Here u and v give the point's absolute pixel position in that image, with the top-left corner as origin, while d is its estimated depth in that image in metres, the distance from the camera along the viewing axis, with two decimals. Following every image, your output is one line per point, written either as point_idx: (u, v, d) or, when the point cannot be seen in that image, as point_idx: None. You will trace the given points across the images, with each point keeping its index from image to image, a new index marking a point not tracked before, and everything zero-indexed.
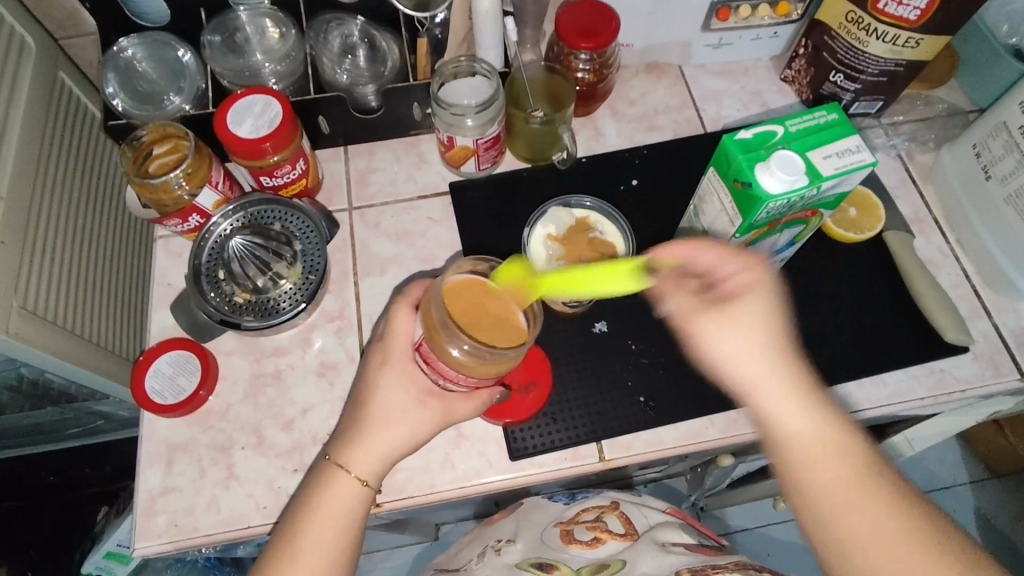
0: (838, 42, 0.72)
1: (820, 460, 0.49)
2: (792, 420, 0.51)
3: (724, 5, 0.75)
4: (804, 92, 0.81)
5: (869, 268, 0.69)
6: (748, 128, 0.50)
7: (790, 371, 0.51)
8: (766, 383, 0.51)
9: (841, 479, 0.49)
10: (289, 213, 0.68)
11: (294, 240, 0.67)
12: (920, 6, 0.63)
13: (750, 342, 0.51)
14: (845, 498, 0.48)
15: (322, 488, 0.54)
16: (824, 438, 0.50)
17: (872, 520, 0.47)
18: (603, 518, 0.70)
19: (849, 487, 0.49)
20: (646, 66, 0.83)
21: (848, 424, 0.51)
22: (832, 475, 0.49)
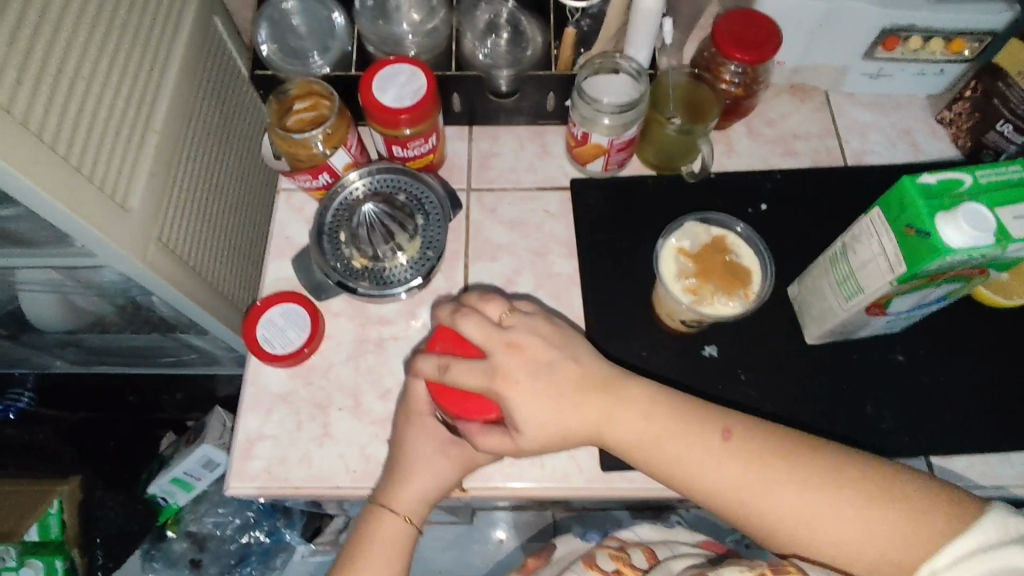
0: (1014, 90, 0.67)
1: (695, 460, 0.51)
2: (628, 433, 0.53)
3: (893, 35, 0.70)
4: (961, 138, 0.76)
5: (1011, 337, 0.64)
6: (933, 173, 0.47)
7: (581, 395, 0.54)
8: (581, 426, 0.54)
9: (744, 469, 0.50)
10: (415, 186, 0.68)
11: (416, 214, 0.68)
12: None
13: (539, 386, 0.53)
14: (756, 481, 0.49)
15: (372, 528, 0.56)
16: (648, 433, 0.53)
17: (807, 497, 0.48)
18: (626, 549, 0.66)
19: (770, 473, 0.49)
20: (791, 87, 0.79)
21: (648, 410, 0.53)
22: (729, 469, 0.50)
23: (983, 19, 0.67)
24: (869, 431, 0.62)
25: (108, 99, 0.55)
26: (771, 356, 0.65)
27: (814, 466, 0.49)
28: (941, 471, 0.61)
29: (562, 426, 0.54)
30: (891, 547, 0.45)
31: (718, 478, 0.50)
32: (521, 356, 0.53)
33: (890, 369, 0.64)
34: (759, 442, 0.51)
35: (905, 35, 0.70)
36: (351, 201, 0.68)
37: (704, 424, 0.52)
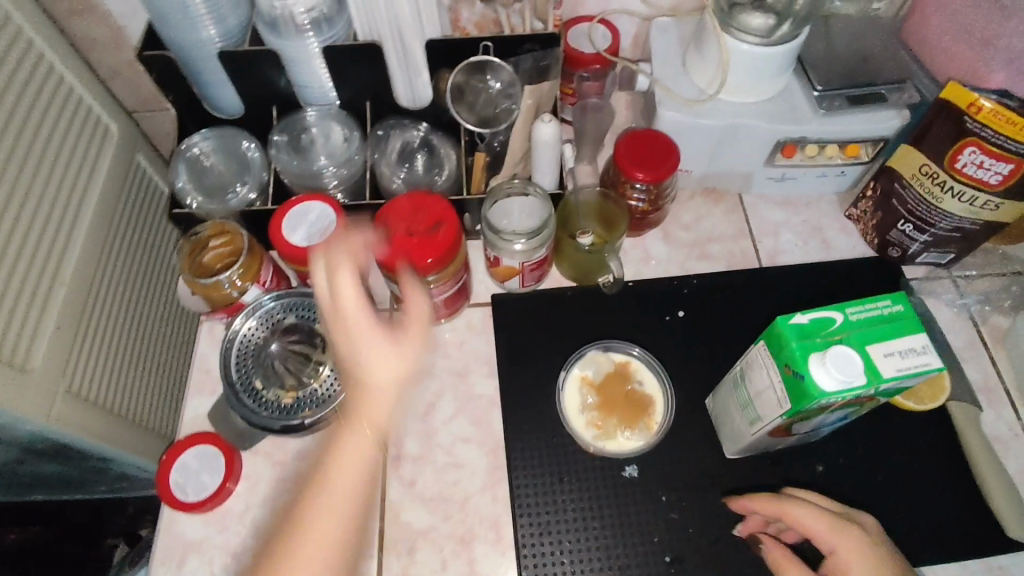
0: (909, 192, 0.70)
1: None
2: None
3: (792, 143, 0.73)
4: (870, 234, 0.78)
5: (928, 440, 0.65)
6: (804, 312, 0.48)
7: None
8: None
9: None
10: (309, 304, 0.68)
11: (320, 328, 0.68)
12: (1004, 172, 0.61)
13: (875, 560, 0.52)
14: None
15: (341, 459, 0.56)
16: None
17: None
18: None
19: None
20: (704, 190, 0.82)
21: None
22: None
23: (871, 129, 0.70)
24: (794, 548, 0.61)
25: (9, 268, 0.56)
26: (689, 472, 0.65)
27: None
28: None
29: None
30: None
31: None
32: (868, 539, 0.54)
33: (810, 480, 0.63)
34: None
35: (800, 144, 0.73)
36: (249, 346, 0.67)
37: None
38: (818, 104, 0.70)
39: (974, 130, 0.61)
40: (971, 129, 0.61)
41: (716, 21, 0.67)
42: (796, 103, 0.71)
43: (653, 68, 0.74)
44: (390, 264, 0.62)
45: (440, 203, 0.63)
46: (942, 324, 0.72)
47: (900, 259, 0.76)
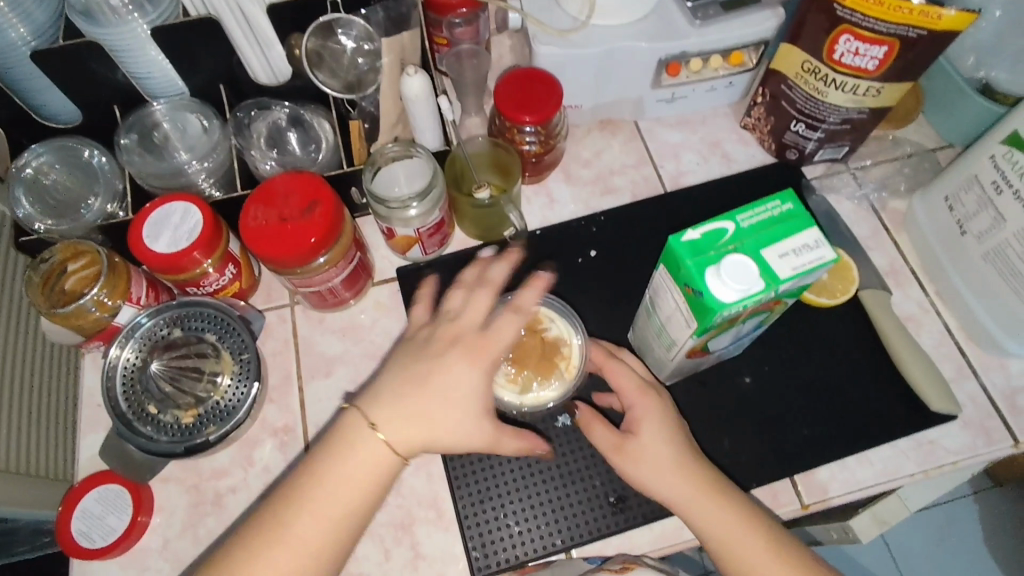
0: (795, 91, 0.69)
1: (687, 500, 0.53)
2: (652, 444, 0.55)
3: (674, 61, 0.70)
4: (766, 141, 0.77)
5: (846, 333, 0.65)
6: (695, 227, 0.46)
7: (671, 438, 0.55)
8: (648, 451, 0.54)
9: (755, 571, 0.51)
10: (188, 314, 0.63)
11: (206, 335, 0.62)
12: (879, 55, 0.60)
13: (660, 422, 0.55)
14: (713, 519, 0.53)
15: (342, 435, 0.51)
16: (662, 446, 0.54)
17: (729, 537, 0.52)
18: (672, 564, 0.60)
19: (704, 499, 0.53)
20: (599, 122, 0.79)
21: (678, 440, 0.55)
22: (752, 551, 0.51)
23: (748, 33, 0.69)
24: (731, 464, 0.61)
25: None
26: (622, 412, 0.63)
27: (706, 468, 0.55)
28: (808, 490, 0.60)
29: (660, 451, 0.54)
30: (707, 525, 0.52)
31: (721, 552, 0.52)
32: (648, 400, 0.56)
33: (741, 394, 0.63)
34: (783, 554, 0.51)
35: (683, 59, 0.70)
36: (133, 374, 0.61)
37: (741, 514, 0.53)
38: (692, 15, 0.67)
39: (846, 16, 0.59)
40: (843, 16, 0.59)
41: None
42: (671, 16, 0.68)
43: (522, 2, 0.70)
44: (272, 258, 0.57)
45: (311, 182, 0.59)
46: (845, 218, 0.72)
47: (800, 160, 0.76)
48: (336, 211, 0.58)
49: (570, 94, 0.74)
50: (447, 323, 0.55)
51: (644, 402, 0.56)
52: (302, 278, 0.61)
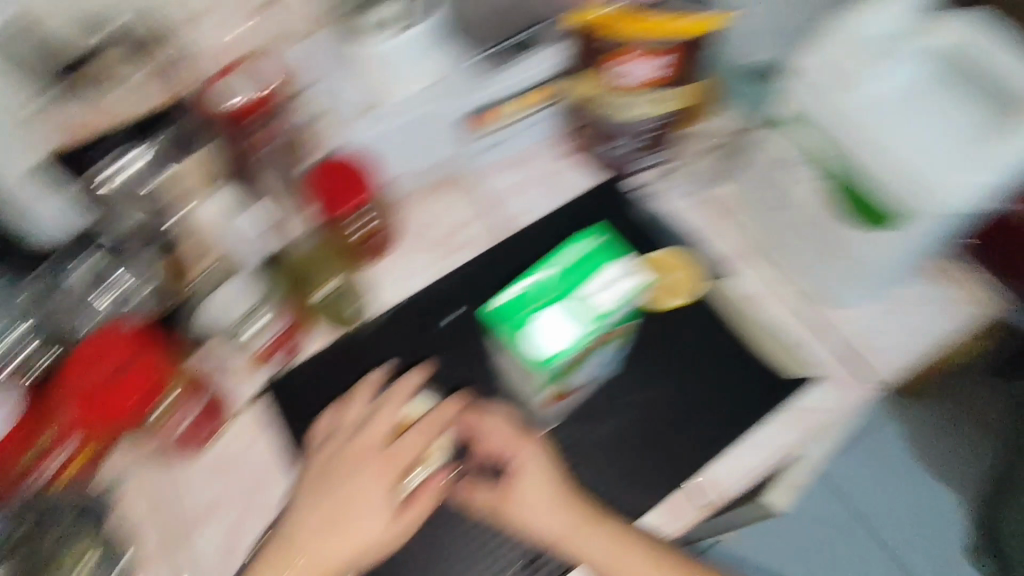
0: (603, 112, 0.73)
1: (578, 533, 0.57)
2: (534, 488, 0.58)
3: (490, 108, 0.73)
4: (597, 160, 0.80)
5: (708, 327, 0.68)
6: (518, 284, 0.55)
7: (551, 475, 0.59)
8: (535, 491, 0.58)
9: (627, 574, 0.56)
10: (20, 516, 0.55)
11: (47, 532, 0.55)
12: (671, 63, 0.68)
13: (537, 467, 0.59)
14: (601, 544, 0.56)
15: (272, 549, 0.58)
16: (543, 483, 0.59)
17: (617, 553, 0.56)
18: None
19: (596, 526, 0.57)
20: (434, 182, 0.79)
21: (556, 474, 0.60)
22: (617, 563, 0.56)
23: (546, 69, 0.73)
24: (636, 488, 0.61)
25: None
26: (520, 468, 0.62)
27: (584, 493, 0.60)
28: (712, 488, 0.61)
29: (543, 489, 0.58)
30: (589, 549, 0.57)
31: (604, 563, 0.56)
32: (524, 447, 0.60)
33: (629, 416, 0.64)
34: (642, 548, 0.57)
35: (495, 107, 0.73)
36: None
37: (627, 540, 0.57)
38: (485, 69, 0.72)
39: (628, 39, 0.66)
40: (618, 43, 0.67)
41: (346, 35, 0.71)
42: (468, 74, 0.72)
43: None
44: (105, 427, 0.57)
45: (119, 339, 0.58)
46: (682, 215, 0.76)
47: (621, 172, 0.79)
48: (155, 362, 0.58)
49: (393, 165, 0.73)
50: (350, 441, 0.61)
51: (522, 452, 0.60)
52: (152, 432, 0.61)
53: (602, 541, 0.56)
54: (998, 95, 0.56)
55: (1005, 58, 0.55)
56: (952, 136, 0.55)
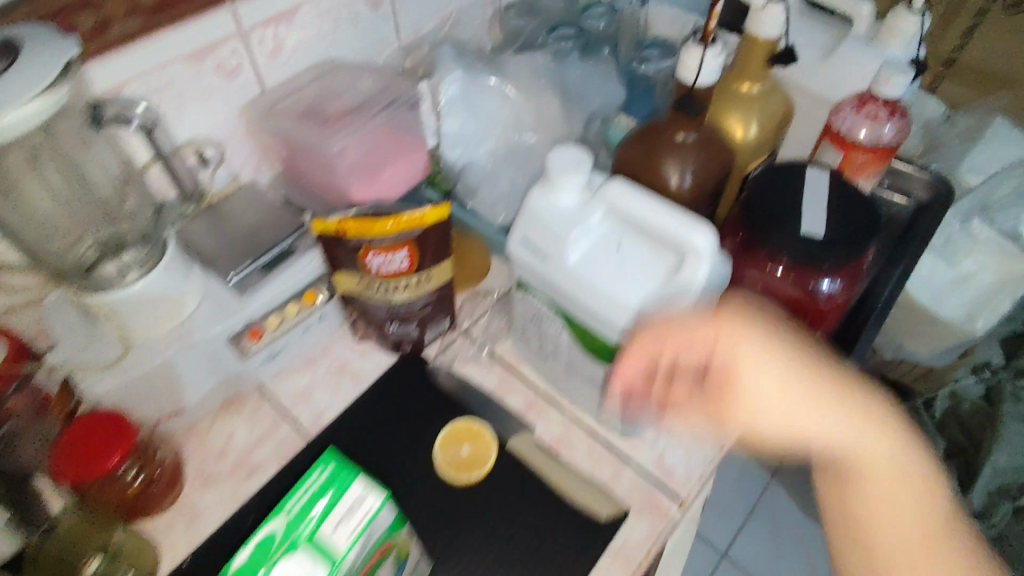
0: (370, 301, 0.78)
1: (777, 418, 0.54)
2: (740, 411, 0.55)
3: (252, 327, 0.75)
4: (383, 344, 0.83)
5: (508, 492, 0.70)
6: (249, 544, 0.58)
7: (722, 401, 0.56)
8: (751, 402, 0.55)
9: (853, 473, 0.55)
10: None
11: None
12: (403, 257, 0.73)
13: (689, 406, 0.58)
14: (797, 402, 0.54)
15: None
16: (742, 401, 0.55)
17: (832, 411, 0.54)
18: None
19: (802, 396, 0.54)
20: (221, 405, 0.79)
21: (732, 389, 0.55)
22: (832, 428, 0.54)
23: (301, 279, 0.77)
24: None
25: None
26: None
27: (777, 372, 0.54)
28: None
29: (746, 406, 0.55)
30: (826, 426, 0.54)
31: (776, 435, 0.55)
32: (676, 405, 0.58)
33: None
34: (874, 411, 0.54)
35: (259, 324, 0.76)
36: None
37: (818, 393, 0.54)
38: (238, 289, 0.74)
39: (359, 242, 0.71)
40: (357, 244, 0.71)
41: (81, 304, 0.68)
42: (222, 298, 0.74)
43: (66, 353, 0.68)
44: None
45: None
46: (473, 378, 0.80)
47: (416, 348, 0.84)
48: None
49: (171, 400, 0.73)
50: None
51: (691, 406, 0.58)
52: None
53: (798, 391, 0.54)
54: (663, 215, 0.56)
55: (636, 201, 0.58)
56: (646, 271, 0.57)
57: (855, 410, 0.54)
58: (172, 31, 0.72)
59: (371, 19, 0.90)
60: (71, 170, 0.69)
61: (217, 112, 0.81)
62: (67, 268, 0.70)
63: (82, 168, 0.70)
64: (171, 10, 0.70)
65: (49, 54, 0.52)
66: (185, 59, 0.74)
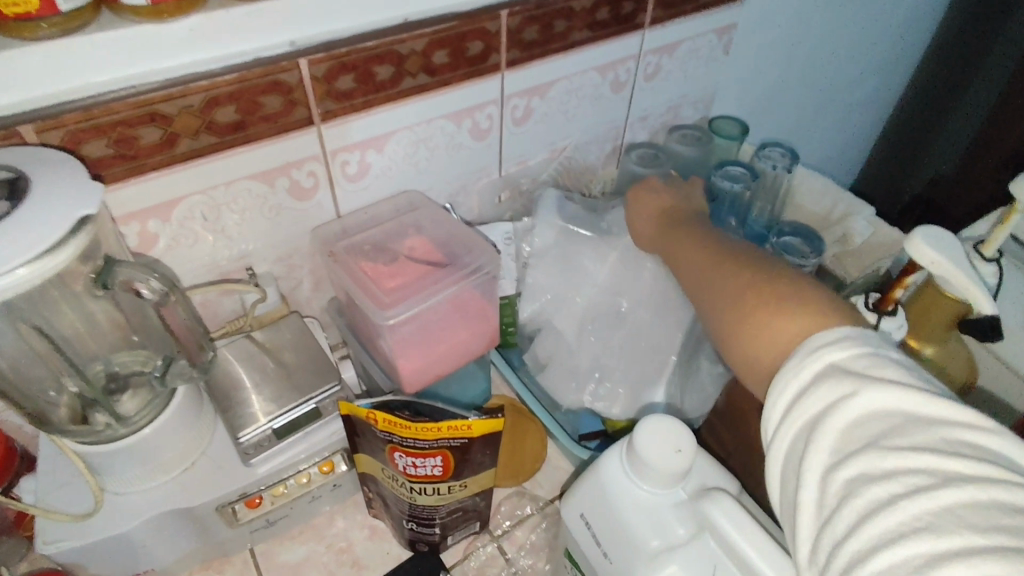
0: (389, 493, 0.65)
1: (754, 331, 0.47)
2: (715, 306, 0.52)
3: (251, 496, 0.65)
4: (396, 533, 0.71)
5: None
6: None
7: (747, 316, 0.48)
8: (724, 304, 0.51)
9: (751, 298, 0.49)
10: None
11: None
12: (436, 464, 0.60)
13: (724, 308, 0.51)
14: (734, 312, 0.49)
15: None
16: (742, 299, 0.49)
17: (765, 314, 0.47)
18: None
19: (754, 305, 0.48)
20: (203, 563, 0.70)
21: (782, 301, 0.47)
22: (740, 289, 0.50)
23: (320, 447, 0.67)
24: None
25: None
26: None
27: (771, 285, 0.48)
28: None
29: (728, 327, 0.50)
30: (749, 331, 0.47)
31: (710, 327, 0.53)
32: (715, 300, 0.53)
33: None
34: (788, 280, 0.48)
35: (259, 492, 0.65)
36: None
37: (762, 294, 0.48)
38: (244, 455, 0.63)
39: (387, 438, 0.58)
40: (385, 437, 0.59)
41: (78, 450, 0.56)
42: (226, 458, 0.64)
43: (36, 491, 0.60)
44: None
45: None
46: None
47: (434, 548, 0.70)
48: None
49: (146, 561, 0.64)
50: None
51: (720, 310, 0.51)
52: None
53: (699, 274, 0.57)
54: (767, 560, 0.41)
55: (753, 541, 0.42)
56: None
57: (736, 273, 0.53)
58: (242, 150, 0.63)
59: (472, 149, 0.81)
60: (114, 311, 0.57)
61: (276, 231, 0.72)
62: (62, 408, 0.56)
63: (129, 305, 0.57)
64: (248, 132, 0.62)
65: (62, 207, 0.43)
66: (252, 178, 0.66)
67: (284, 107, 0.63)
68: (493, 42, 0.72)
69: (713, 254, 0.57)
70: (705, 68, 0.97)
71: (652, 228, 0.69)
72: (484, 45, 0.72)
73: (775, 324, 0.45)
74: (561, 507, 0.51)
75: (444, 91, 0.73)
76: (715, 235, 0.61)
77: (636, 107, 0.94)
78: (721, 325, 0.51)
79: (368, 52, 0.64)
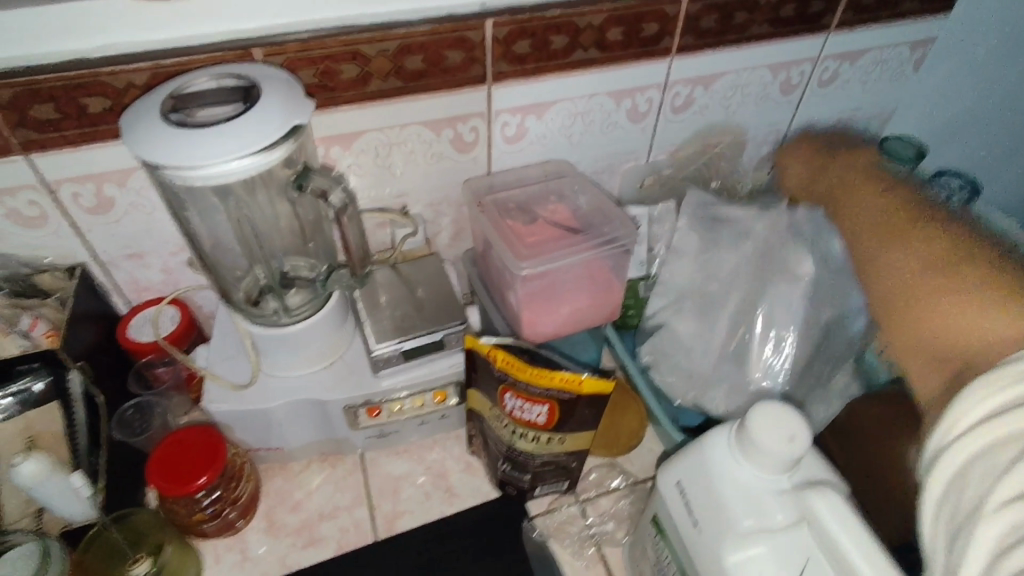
0: (492, 431, 0.70)
1: (933, 293, 0.56)
2: (886, 258, 0.62)
3: (373, 404, 0.72)
4: (489, 471, 0.76)
5: None
6: None
7: (927, 281, 0.57)
8: (898, 263, 0.61)
9: (933, 269, 0.57)
10: None
11: None
12: (541, 411, 0.63)
13: (900, 265, 0.60)
14: (914, 270, 0.59)
15: None
16: (916, 265, 0.59)
17: (945, 284, 0.56)
18: None
19: (937, 271, 0.57)
20: (320, 455, 0.79)
21: (959, 273, 0.55)
22: (920, 250, 0.59)
23: (438, 376, 0.73)
24: None
25: None
26: None
27: (951, 256, 0.57)
28: None
29: (899, 281, 0.60)
30: (926, 291, 0.57)
31: (881, 287, 0.62)
32: (888, 249, 0.62)
33: None
34: (970, 253, 0.56)
35: (381, 403, 0.73)
36: None
37: (941, 262, 0.57)
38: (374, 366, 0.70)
39: (502, 375, 0.63)
40: (500, 375, 0.63)
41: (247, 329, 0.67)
42: (359, 366, 0.72)
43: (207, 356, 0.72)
44: None
45: None
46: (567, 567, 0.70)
47: (520, 494, 0.74)
48: None
49: (278, 439, 0.73)
50: None
51: (894, 266, 0.61)
52: None
53: (870, 230, 0.65)
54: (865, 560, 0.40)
55: (851, 538, 0.41)
56: None
57: (930, 249, 0.59)
58: (422, 97, 0.70)
59: (626, 130, 0.83)
60: (292, 222, 0.67)
61: (434, 176, 0.78)
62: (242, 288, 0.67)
63: (304, 221, 0.66)
64: (427, 82, 0.69)
65: (276, 117, 0.51)
66: (424, 124, 0.72)
67: (464, 63, 0.68)
68: (669, 26, 0.73)
69: (885, 212, 0.65)
70: (888, 82, 0.92)
71: (816, 175, 0.76)
72: (659, 28, 0.73)
73: (948, 299, 0.55)
74: (659, 471, 0.52)
75: (611, 69, 0.75)
76: (893, 179, 0.68)
77: (803, 113, 0.90)
78: (893, 280, 0.61)
79: (550, 21, 0.68)
